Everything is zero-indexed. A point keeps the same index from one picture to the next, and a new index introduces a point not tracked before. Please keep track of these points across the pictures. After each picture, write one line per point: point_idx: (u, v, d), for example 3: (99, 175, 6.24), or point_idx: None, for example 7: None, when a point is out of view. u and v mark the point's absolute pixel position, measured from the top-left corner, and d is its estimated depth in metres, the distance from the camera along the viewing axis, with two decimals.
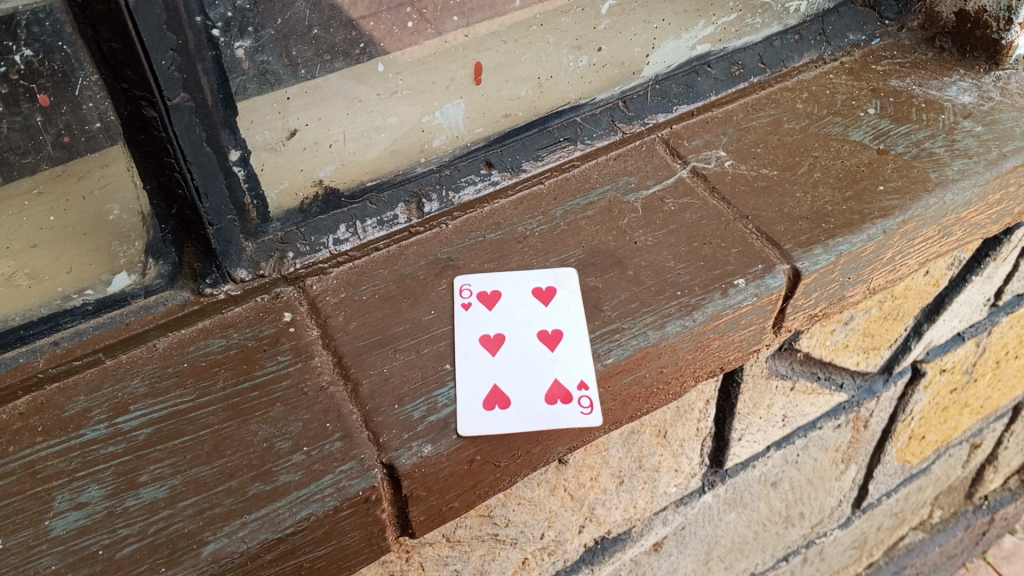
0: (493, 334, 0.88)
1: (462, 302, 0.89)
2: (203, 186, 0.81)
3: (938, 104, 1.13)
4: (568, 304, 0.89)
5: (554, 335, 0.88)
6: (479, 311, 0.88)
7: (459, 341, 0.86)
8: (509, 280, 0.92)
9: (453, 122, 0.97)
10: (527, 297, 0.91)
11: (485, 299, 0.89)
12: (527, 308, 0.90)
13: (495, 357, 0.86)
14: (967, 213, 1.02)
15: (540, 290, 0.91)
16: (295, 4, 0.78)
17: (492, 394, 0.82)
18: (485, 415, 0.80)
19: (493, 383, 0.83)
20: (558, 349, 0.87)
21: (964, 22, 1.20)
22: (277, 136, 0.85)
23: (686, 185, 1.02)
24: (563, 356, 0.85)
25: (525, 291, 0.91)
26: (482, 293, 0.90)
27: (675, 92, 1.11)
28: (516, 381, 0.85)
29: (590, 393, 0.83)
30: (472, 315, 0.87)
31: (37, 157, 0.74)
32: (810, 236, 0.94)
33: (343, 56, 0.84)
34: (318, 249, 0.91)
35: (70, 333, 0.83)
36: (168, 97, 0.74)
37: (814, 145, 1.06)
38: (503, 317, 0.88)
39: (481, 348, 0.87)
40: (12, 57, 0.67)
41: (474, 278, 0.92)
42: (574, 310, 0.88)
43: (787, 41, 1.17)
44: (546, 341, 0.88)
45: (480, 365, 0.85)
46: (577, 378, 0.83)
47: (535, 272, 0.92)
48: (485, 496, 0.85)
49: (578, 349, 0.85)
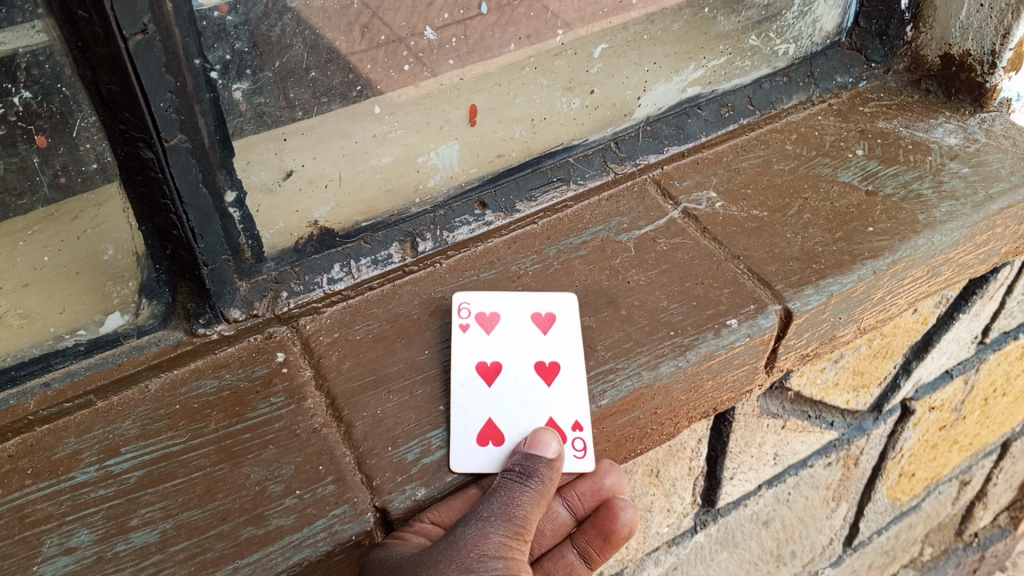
0: (489, 363, 0.86)
1: (461, 323, 0.88)
2: (199, 227, 0.80)
3: (925, 146, 1.15)
4: (567, 336, 0.88)
5: (552, 367, 0.86)
6: (477, 334, 0.87)
7: (456, 369, 0.85)
8: (510, 301, 0.91)
9: (448, 163, 0.98)
10: (526, 322, 0.90)
11: (483, 322, 0.88)
12: (524, 334, 0.89)
13: (492, 388, 0.85)
14: (956, 254, 1.04)
15: (538, 316, 0.90)
16: (293, 48, 0.79)
17: (486, 429, 0.82)
18: (478, 450, 0.80)
19: (487, 417, 0.83)
20: (556, 382, 0.86)
21: (949, 65, 1.21)
22: (273, 177, 0.86)
23: (678, 226, 1.03)
24: (561, 393, 0.84)
25: (524, 313, 0.90)
26: (481, 315, 0.89)
27: (667, 133, 1.12)
28: (512, 416, 0.84)
29: (584, 435, 0.84)
30: (470, 338, 0.87)
31: (34, 198, 0.74)
32: (801, 277, 0.95)
33: (339, 98, 0.85)
34: (313, 288, 0.91)
35: (61, 374, 0.82)
36: (166, 138, 0.74)
37: (804, 187, 1.07)
38: (501, 343, 0.87)
39: (477, 376, 0.85)
40: (11, 99, 0.68)
41: (475, 296, 0.90)
42: (573, 340, 0.88)
43: (775, 83, 1.19)
44: (544, 374, 0.86)
45: (476, 395, 0.84)
46: (572, 419, 0.83)
47: (533, 295, 0.91)
48: (466, 495, 0.80)
49: (575, 386, 0.85)
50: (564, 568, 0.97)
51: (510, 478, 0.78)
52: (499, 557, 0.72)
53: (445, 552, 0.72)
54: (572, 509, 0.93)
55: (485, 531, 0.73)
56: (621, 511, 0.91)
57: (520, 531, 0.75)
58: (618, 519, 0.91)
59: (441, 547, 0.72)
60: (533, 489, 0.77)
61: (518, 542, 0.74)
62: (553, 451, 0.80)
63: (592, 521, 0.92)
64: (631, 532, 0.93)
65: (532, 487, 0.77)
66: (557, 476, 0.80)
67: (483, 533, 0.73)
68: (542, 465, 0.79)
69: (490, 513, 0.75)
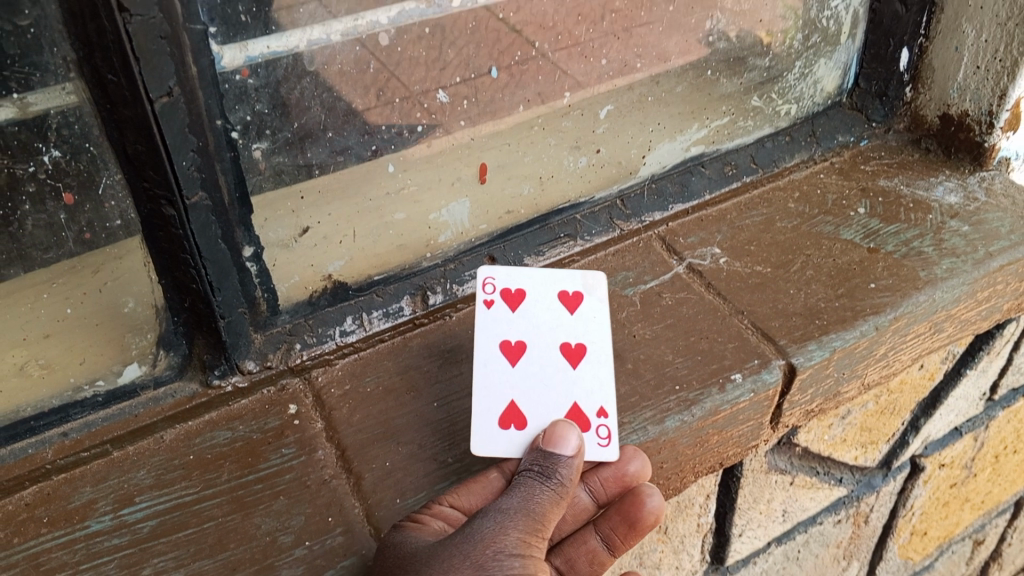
0: (514, 342, 0.85)
1: (485, 299, 0.86)
2: (217, 281, 0.83)
3: (926, 204, 1.17)
4: (593, 318, 0.87)
5: (578, 351, 0.86)
6: (502, 311, 0.86)
7: (480, 347, 0.84)
8: (536, 278, 0.88)
9: (459, 219, 1.01)
10: (551, 302, 0.88)
11: (508, 299, 0.87)
12: (549, 313, 0.87)
13: (515, 369, 0.84)
14: (957, 310, 1.06)
15: (566, 294, 0.89)
16: (311, 110, 0.83)
17: (509, 411, 0.82)
18: (501, 433, 0.81)
19: (511, 398, 0.82)
20: (583, 366, 0.85)
21: (948, 125, 1.23)
22: (290, 233, 0.88)
23: (682, 281, 1.05)
24: (586, 378, 0.84)
25: (550, 292, 0.89)
26: (506, 291, 0.87)
27: (671, 191, 1.15)
28: (536, 399, 0.83)
29: (609, 423, 0.83)
30: (496, 314, 0.85)
31: (59, 252, 0.77)
32: (804, 332, 0.97)
33: (354, 157, 0.89)
34: (325, 340, 0.93)
35: (78, 424, 0.84)
36: (188, 196, 0.77)
37: (807, 244, 1.10)
38: (526, 321, 0.86)
39: (501, 356, 0.84)
40: (40, 158, 0.71)
41: (499, 270, 0.88)
42: (600, 324, 0.87)
43: (778, 142, 1.22)
44: (570, 356, 0.86)
45: (500, 376, 0.83)
46: (596, 406, 0.83)
47: (561, 271, 0.89)
48: (487, 478, 0.81)
49: (600, 370, 0.85)
50: (587, 558, 0.89)
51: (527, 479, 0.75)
52: (518, 551, 0.68)
53: (461, 544, 0.68)
54: (595, 493, 0.88)
55: (504, 524, 0.69)
56: (649, 496, 0.84)
57: (537, 528, 0.71)
58: (644, 506, 0.84)
59: (457, 540, 0.68)
60: (550, 489, 0.74)
61: (536, 539, 0.71)
62: (571, 449, 0.76)
63: (618, 506, 0.85)
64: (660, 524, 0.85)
65: (549, 487, 0.74)
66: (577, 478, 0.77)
67: (502, 526, 0.69)
68: (559, 464, 0.75)
69: (507, 507, 0.71)
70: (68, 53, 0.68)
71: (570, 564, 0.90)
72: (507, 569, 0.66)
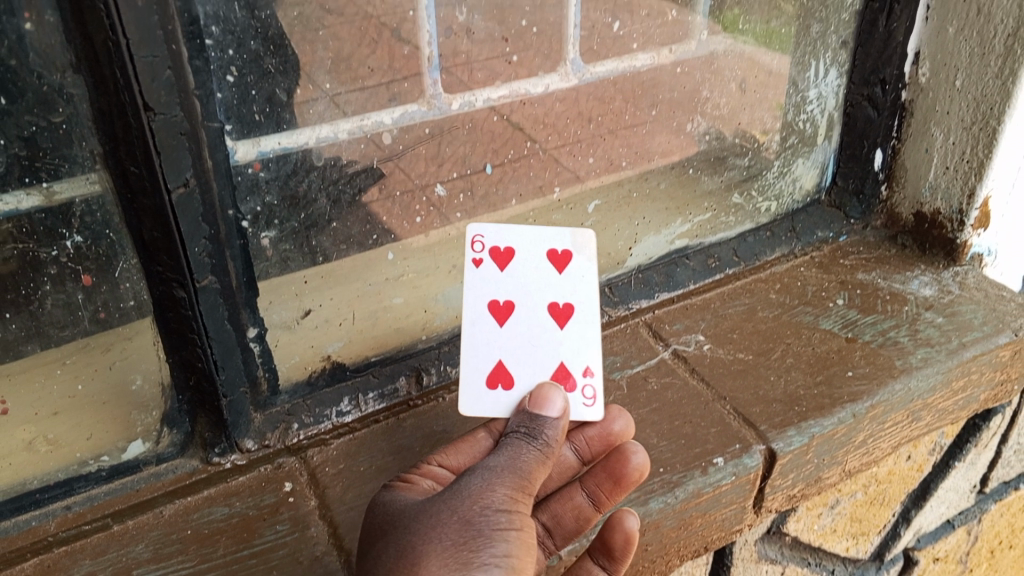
0: (501, 303, 0.84)
1: (474, 258, 0.84)
2: (221, 360, 0.87)
3: (902, 296, 1.22)
4: (582, 276, 0.85)
5: (565, 311, 0.85)
6: (490, 270, 0.84)
7: (467, 306, 0.83)
8: (527, 235, 0.85)
9: (454, 303, 1.06)
10: (541, 260, 0.85)
11: (497, 258, 0.84)
12: (538, 272, 0.85)
13: (503, 329, 0.83)
14: (934, 399, 1.10)
15: (554, 253, 0.86)
16: (317, 202, 0.89)
17: (496, 371, 0.83)
18: (488, 394, 0.83)
19: (498, 357, 0.83)
20: (571, 326, 0.85)
21: (921, 222, 1.30)
22: (292, 315, 0.93)
23: (668, 366, 1.09)
24: (574, 338, 0.85)
25: (540, 250, 0.85)
26: (495, 250, 0.84)
27: (657, 281, 1.20)
28: (523, 359, 0.84)
29: (594, 382, 0.86)
30: (484, 275, 0.83)
31: (75, 329, 0.82)
32: (784, 418, 1.00)
33: (356, 246, 0.94)
34: (322, 420, 0.97)
35: (82, 498, 0.87)
36: (198, 279, 0.81)
37: (787, 333, 1.14)
38: (515, 281, 0.84)
39: (489, 317, 0.83)
40: (63, 242, 0.77)
41: (488, 226, 0.84)
42: (589, 284, 0.85)
43: (759, 237, 1.28)
44: (557, 316, 0.85)
45: (488, 337, 0.83)
46: (582, 365, 0.85)
47: (549, 230, 0.85)
48: (476, 439, 0.87)
49: (587, 329, 0.85)
50: (572, 513, 0.91)
51: (514, 438, 0.77)
52: (504, 508, 0.69)
53: (449, 501, 0.69)
54: (580, 451, 0.94)
55: (492, 479, 0.70)
56: (633, 453, 0.87)
57: (524, 486, 0.72)
58: (629, 462, 0.87)
59: (445, 497, 0.69)
60: (537, 449, 0.76)
61: (524, 495, 0.72)
62: (556, 411, 0.79)
63: (605, 463, 0.88)
64: (641, 478, 0.88)
65: (536, 447, 0.76)
66: (562, 436, 0.79)
67: (490, 482, 0.70)
68: (545, 424, 0.77)
69: (494, 465, 0.72)
70: (95, 146, 0.74)
71: (556, 519, 0.92)
72: (493, 524, 0.67)
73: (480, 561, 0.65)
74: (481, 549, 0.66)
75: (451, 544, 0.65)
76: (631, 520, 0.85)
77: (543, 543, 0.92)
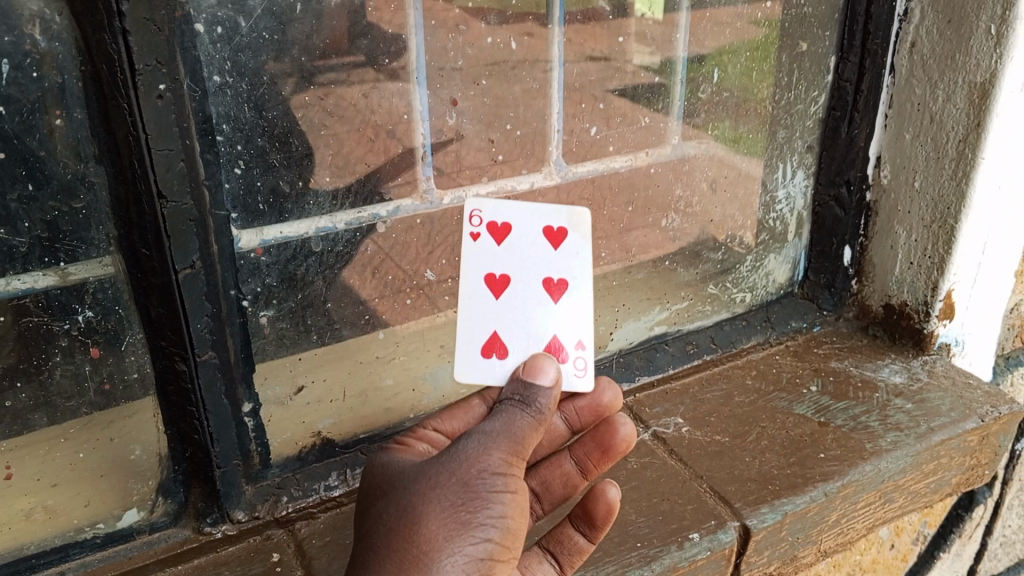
0: (497, 275, 0.88)
1: (472, 231, 0.88)
2: (216, 432, 0.92)
3: (872, 383, 1.27)
4: (576, 252, 0.90)
5: (560, 286, 0.90)
6: (488, 244, 0.88)
7: (464, 278, 0.88)
8: (525, 211, 0.88)
9: (441, 384, 1.11)
10: (538, 234, 0.89)
11: (494, 232, 0.88)
12: (535, 246, 0.89)
13: (499, 301, 0.88)
14: (905, 480, 1.14)
15: (550, 229, 0.90)
16: (314, 283, 0.95)
17: (492, 342, 0.88)
18: (483, 363, 0.87)
19: (493, 328, 0.88)
20: (564, 299, 0.90)
21: (891, 313, 1.35)
22: (286, 391, 0.98)
23: (648, 446, 1.14)
24: (567, 312, 0.90)
25: (537, 226, 0.89)
26: (492, 224, 0.88)
27: (637, 364, 1.26)
28: (517, 331, 0.89)
29: (585, 355, 0.92)
30: (481, 249, 0.87)
31: (80, 400, 0.87)
32: (758, 496, 1.04)
33: (349, 325, 1.00)
34: (310, 493, 1.01)
35: (76, 564, 0.91)
36: (198, 353, 0.87)
37: (762, 416, 1.19)
38: (511, 254, 0.88)
39: (485, 288, 0.88)
40: (76, 316, 0.83)
41: (486, 201, 0.88)
42: (583, 259, 0.90)
43: (736, 325, 1.34)
44: (552, 290, 0.90)
45: (484, 308, 0.88)
46: (575, 339, 0.91)
47: (548, 207, 0.89)
48: (470, 406, 0.91)
49: (581, 303, 0.90)
50: (561, 479, 1.00)
51: (511, 404, 0.79)
52: (500, 472, 0.72)
53: (447, 464, 0.71)
54: (570, 421, 1.00)
55: (488, 444, 0.72)
56: (622, 424, 0.95)
57: (520, 451, 0.75)
58: (617, 433, 0.95)
59: (443, 459, 0.72)
60: (531, 415, 0.78)
61: (518, 459, 0.74)
62: (551, 380, 0.81)
63: (593, 434, 0.96)
64: (627, 448, 0.96)
65: (530, 413, 0.78)
66: (557, 401, 0.81)
67: (486, 446, 0.72)
68: (539, 392, 0.80)
69: (490, 430, 0.74)
70: (110, 229, 0.81)
71: (545, 484, 1.00)
72: (490, 489, 0.70)
73: (476, 523, 0.69)
74: (479, 512, 0.69)
75: (450, 506, 0.69)
76: (613, 490, 0.89)
77: (533, 503, 1.01)
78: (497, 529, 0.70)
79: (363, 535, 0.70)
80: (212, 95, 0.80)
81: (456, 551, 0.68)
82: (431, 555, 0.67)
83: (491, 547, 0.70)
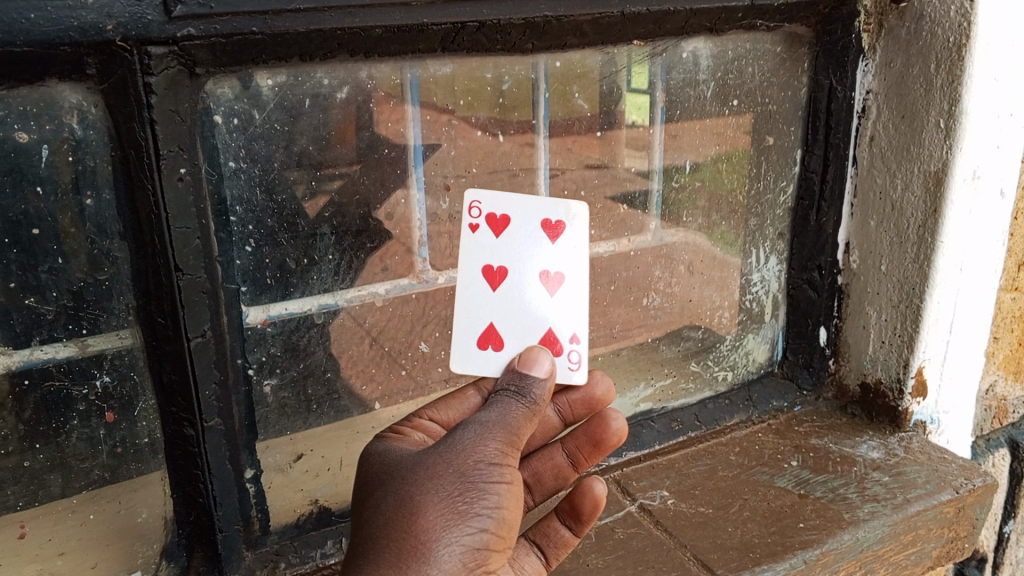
0: (495, 267, 0.95)
1: (472, 223, 0.94)
2: (219, 496, 0.96)
3: (851, 458, 1.32)
4: (572, 247, 0.96)
5: (556, 279, 0.96)
6: (486, 235, 0.94)
7: (464, 269, 0.94)
8: (523, 205, 0.95)
9: None
10: (535, 228, 0.96)
11: (493, 224, 0.95)
12: (532, 239, 0.95)
13: (496, 293, 0.95)
14: (883, 550, 1.18)
15: (548, 223, 0.96)
16: (316, 355, 1.02)
17: (488, 333, 0.95)
18: (478, 354, 0.95)
19: (489, 319, 0.95)
20: (559, 293, 0.96)
21: (867, 391, 1.40)
22: (286, 458, 1.04)
23: (634, 517, 1.18)
24: (562, 305, 0.96)
25: (535, 221, 0.96)
26: (490, 216, 0.95)
27: (624, 439, 1.32)
28: (512, 322, 0.95)
29: (579, 349, 0.98)
30: (479, 240, 0.94)
31: (93, 462, 0.92)
32: (739, 563, 1.08)
33: (347, 394, 1.06)
34: (307, 560, 1.04)
35: None
36: (206, 419, 0.92)
37: (745, 489, 1.23)
38: (508, 246, 0.94)
39: (483, 280, 0.95)
40: (93, 381, 0.89)
41: (485, 194, 0.95)
42: (578, 253, 0.96)
43: (718, 403, 1.41)
44: (548, 283, 0.96)
45: (481, 299, 0.94)
46: (569, 333, 0.97)
47: (547, 201, 0.96)
48: (466, 396, 0.98)
49: (576, 297, 0.97)
50: (552, 471, 1.05)
51: (506, 396, 0.85)
52: (496, 462, 0.77)
53: (445, 455, 0.76)
54: (562, 413, 1.06)
55: (484, 434, 0.77)
56: (612, 419, 1.00)
57: (514, 442, 0.80)
58: (608, 427, 1.00)
59: (441, 450, 0.76)
60: (525, 407, 0.83)
61: (514, 449, 0.79)
62: (544, 373, 0.87)
63: (585, 428, 1.01)
64: (617, 442, 1.01)
65: (524, 405, 0.84)
66: (549, 393, 0.87)
67: (482, 437, 0.77)
68: (533, 383, 0.86)
69: (486, 421, 0.79)
70: (130, 300, 0.88)
71: (537, 476, 1.05)
72: (487, 479, 0.75)
73: (473, 512, 0.74)
74: (476, 501, 0.74)
75: (448, 495, 0.73)
76: (599, 486, 0.94)
77: (526, 493, 1.07)
78: (492, 519, 0.75)
79: (364, 523, 0.74)
80: (227, 179, 0.89)
81: (454, 539, 0.72)
82: (430, 543, 0.71)
83: (486, 536, 0.74)
